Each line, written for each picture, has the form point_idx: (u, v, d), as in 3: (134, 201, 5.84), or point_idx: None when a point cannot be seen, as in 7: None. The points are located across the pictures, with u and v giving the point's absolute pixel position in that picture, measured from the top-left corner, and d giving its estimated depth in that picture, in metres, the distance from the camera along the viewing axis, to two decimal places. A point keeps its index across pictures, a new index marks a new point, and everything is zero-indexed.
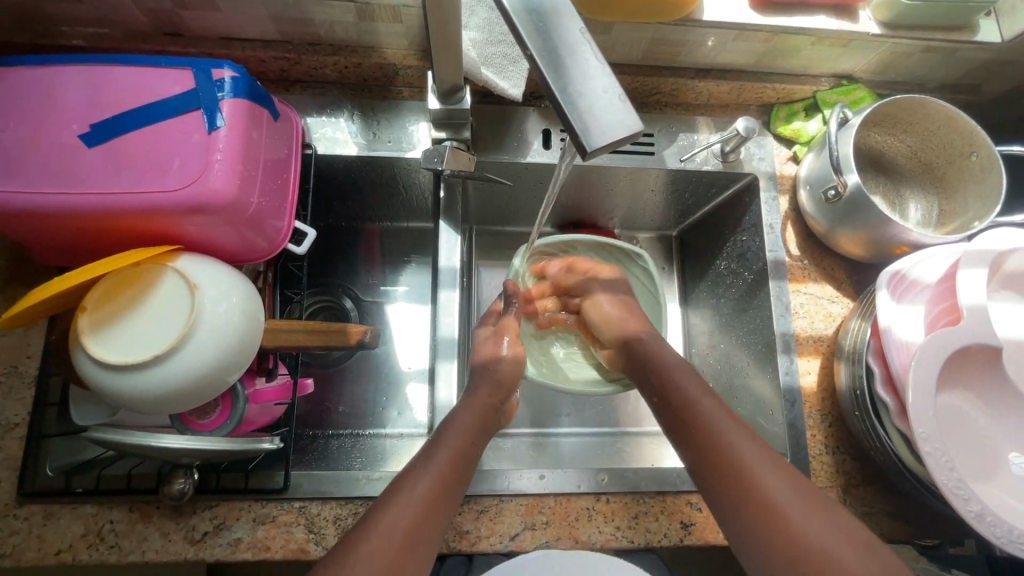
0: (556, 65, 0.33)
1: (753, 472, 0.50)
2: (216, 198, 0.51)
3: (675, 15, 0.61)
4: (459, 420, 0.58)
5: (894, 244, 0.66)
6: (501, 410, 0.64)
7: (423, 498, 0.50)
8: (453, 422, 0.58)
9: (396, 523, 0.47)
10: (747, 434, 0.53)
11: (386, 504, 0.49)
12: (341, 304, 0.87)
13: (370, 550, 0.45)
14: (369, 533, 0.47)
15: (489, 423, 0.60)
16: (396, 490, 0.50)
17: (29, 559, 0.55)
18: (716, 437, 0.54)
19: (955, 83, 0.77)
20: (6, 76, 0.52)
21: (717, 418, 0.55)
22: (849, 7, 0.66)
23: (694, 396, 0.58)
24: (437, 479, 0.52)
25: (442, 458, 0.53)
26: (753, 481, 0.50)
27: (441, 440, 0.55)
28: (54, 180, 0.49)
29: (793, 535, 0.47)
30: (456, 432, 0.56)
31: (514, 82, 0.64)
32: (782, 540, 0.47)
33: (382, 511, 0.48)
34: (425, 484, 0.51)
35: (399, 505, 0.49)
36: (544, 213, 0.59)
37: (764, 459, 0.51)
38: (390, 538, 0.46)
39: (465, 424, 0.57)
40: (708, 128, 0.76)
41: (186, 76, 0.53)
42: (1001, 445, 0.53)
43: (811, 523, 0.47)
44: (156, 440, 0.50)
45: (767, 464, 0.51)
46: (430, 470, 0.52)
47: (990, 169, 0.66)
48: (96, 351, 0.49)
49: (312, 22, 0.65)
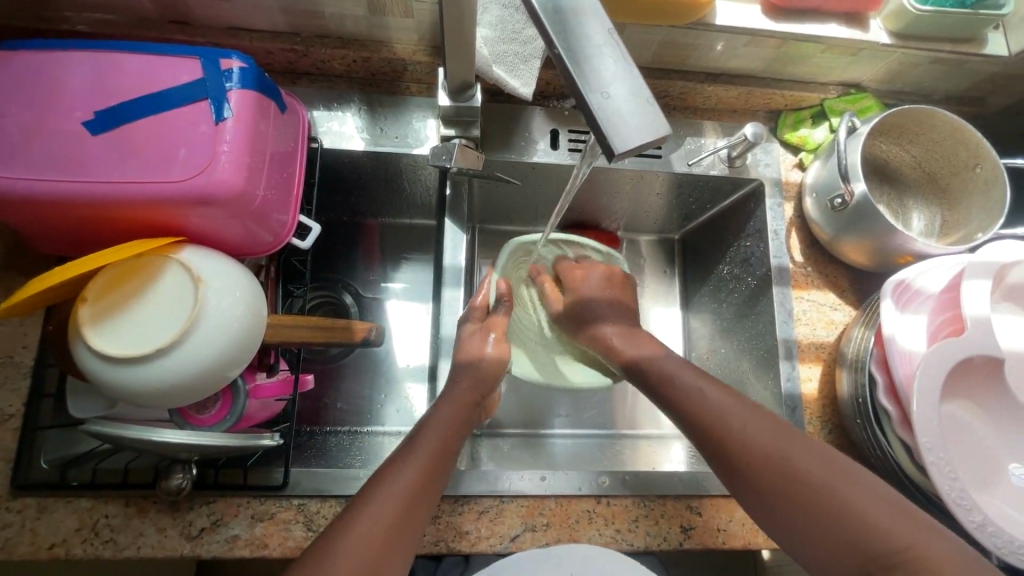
0: (583, 65, 0.32)
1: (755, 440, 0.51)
2: (223, 190, 0.50)
3: (689, 18, 0.61)
4: (444, 415, 0.57)
5: (898, 253, 0.67)
6: (480, 405, 0.62)
7: (409, 490, 0.49)
8: (432, 418, 0.57)
9: (384, 508, 0.47)
10: (739, 403, 0.54)
11: (368, 495, 0.48)
12: (341, 300, 0.86)
13: (353, 542, 0.45)
14: (352, 524, 0.46)
15: (473, 417, 0.60)
16: (377, 483, 0.49)
17: (21, 553, 0.54)
18: (712, 414, 0.54)
19: (960, 95, 0.78)
20: (8, 61, 0.51)
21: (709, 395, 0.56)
22: (860, 16, 0.67)
23: (682, 381, 0.58)
24: (420, 471, 0.51)
25: (423, 450, 0.53)
26: (753, 451, 0.51)
27: (421, 434, 0.55)
28: (57, 168, 0.48)
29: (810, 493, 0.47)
30: (436, 426, 0.56)
31: (525, 81, 0.63)
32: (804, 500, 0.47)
33: (365, 503, 0.48)
34: (407, 475, 0.50)
35: (381, 497, 0.48)
36: (560, 208, 0.59)
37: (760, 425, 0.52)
38: (376, 529, 0.46)
39: (446, 416, 0.57)
40: (716, 132, 0.76)
41: (195, 65, 0.52)
42: (1001, 455, 0.54)
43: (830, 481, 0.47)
44: (156, 435, 0.49)
45: (763, 430, 0.52)
46: (413, 462, 0.51)
47: (995, 181, 0.66)
48: (96, 342, 0.48)
49: (322, 14, 0.64)
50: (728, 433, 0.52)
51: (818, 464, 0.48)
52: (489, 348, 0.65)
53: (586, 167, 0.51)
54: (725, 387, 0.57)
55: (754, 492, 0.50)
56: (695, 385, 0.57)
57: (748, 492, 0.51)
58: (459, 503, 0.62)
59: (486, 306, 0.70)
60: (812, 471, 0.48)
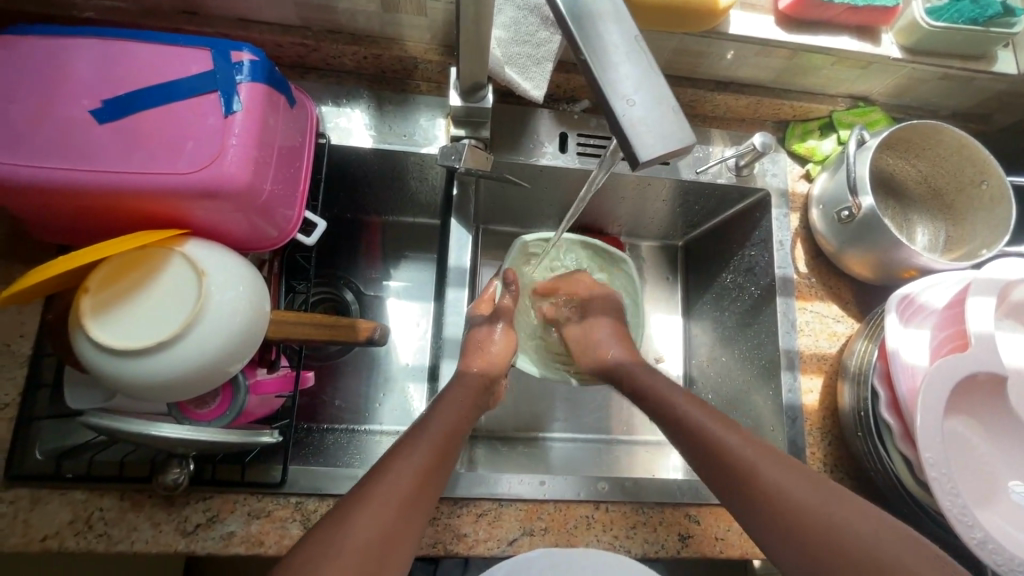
0: (609, 71, 0.33)
1: (742, 455, 0.51)
2: (230, 183, 0.50)
3: (702, 26, 0.61)
4: (454, 395, 0.59)
5: (902, 268, 0.67)
6: (491, 388, 0.65)
7: (424, 464, 0.49)
8: (444, 395, 0.59)
9: (396, 483, 0.46)
10: (763, 448, 0.52)
11: (385, 467, 0.48)
12: (341, 297, 0.85)
13: (371, 513, 0.44)
14: (370, 493, 0.45)
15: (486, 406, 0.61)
16: (391, 458, 0.49)
17: (12, 544, 0.54)
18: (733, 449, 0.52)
19: (967, 111, 0.79)
20: (16, 45, 0.50)
21: (723, 431, 0.54)
22: (872, 29, 0.67)
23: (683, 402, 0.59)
24: (434, 447, 0.51)
25: (432, 430, 0.53)
26: (744, 464, 0.51)
27: (432, 417, 0.55)
28: (63, 156, 0.47)
29: (791, 505, 0.47)
30: (444, 410, 0.56)
31: (536, 83, 0.63)
32: (788, 513, 0.46)
33: (381, 475, 0.47)
34: (420, 453, 0.50)
35: (397, 469, 0.48)
36: (579, 202, 0.60)
37: (741, 440, 0.53)
38: (392, 498, 0.45)
39: (455, 399, 0.58)
40: (723, 141, 0.77)
41: (205, 56, 0.52)
42: (1001, 473, 0.54)
43: (805, 496, 0.47)
44: (155, 428, 0.48)
45: (794, 478, 0.48)
46: (425, 440, 0.52)
47: (1001, 198, 0.67)
48: (96, 334, 0.47)
49: (334, 9, 0.64)
50: (756, 478, 0.49)
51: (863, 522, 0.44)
52: (496, 337, 0.69)
53: (603, 173, 0.53)
54: (719, 415, 0.57)
55: (782, 543, 0.46)
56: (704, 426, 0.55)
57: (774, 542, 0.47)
58: (458, 505, 0.61)
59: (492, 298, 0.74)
60: (790, 488, 0.48)
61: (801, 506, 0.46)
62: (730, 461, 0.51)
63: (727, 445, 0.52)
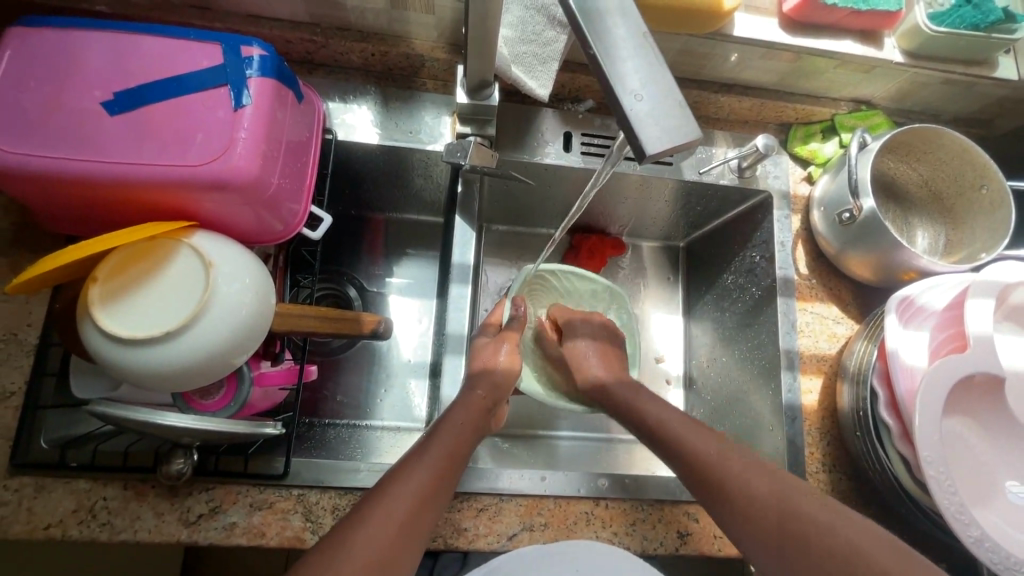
0: (617, 65, 0.33)
1: (708, 454, 0.54)
2: (238, 176, 0.50)
3: (707, 28, 0.61)
4: (456, 416, 0.57)
5: (902, 270, 0.68)
6: (492, 412, 0.62)
7: (422, 487, 0.49)
8: (447, 419, 0.57)
9: (395, 506, 0.46)
10: (738, 454, 0.53)
11: (384, 490, 0.48)
12: (345, 292, 0.85)
13: (368, 537, 0.44)
14: (368, 515, 0.45)
15: (485, 421, 0.59)
16: (392, 480, 0.49)
17: (16, 532, 0.54)
18: (709, 463, 0.53)
19: (967, 116, 0.80)
20: (27, 36, 0.51)
21: (701, 443, 0.55)
22: (875, 33, 0.67)
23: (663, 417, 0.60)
24: (438, 468, 0.51)
25: (437, 451, 0.52)
26: (713, 467, 0.53)
27: (435, 435, 0.54)
28: (73, 146, 0.48)
29: (754, 499, 0.49)
30: (450, 428, 0.55)
31: (542, 83, 0.64)
32: (760, 509, 0.48)
33: (381, 496, 0.47)
34: (421, 475, 0.50)
35: (395, 492, 0.48)
36: (584, 197, 0.60)
37: (710, 441, 0.55)
38: (390, 523, 0.45)
39: (457, 418, 0.56)
40: (726, 142, 0.77)
41: (215, 51, 0.52)
42: (999, 473, 0.54)
43: (766, 488, 0.49)
44: (161, 418, 0.49)
45: (768, 482, 0.50)
46: (428, 461, 0.51)
47: (1001, 204, 0.67)
48: (105, 323, 0.48)
49: (342, 6, 0.64)
50: (730, 485, 0.51)
51: (839, 516, 0.47)
52: (503, 356, 0.65)
53: (609, 169, 0.52)
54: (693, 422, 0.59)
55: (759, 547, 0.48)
56: (684, 434, 0.57)
57: (753, 544, 0.48)
58: (458, 499, 0.61)
59: (499, 325, 0.72)
60: (756, 487, 0.50)
61: (767, 500, 0.48)
62: (704, 477, 0.53)
63: (703, 455, 0.54)
